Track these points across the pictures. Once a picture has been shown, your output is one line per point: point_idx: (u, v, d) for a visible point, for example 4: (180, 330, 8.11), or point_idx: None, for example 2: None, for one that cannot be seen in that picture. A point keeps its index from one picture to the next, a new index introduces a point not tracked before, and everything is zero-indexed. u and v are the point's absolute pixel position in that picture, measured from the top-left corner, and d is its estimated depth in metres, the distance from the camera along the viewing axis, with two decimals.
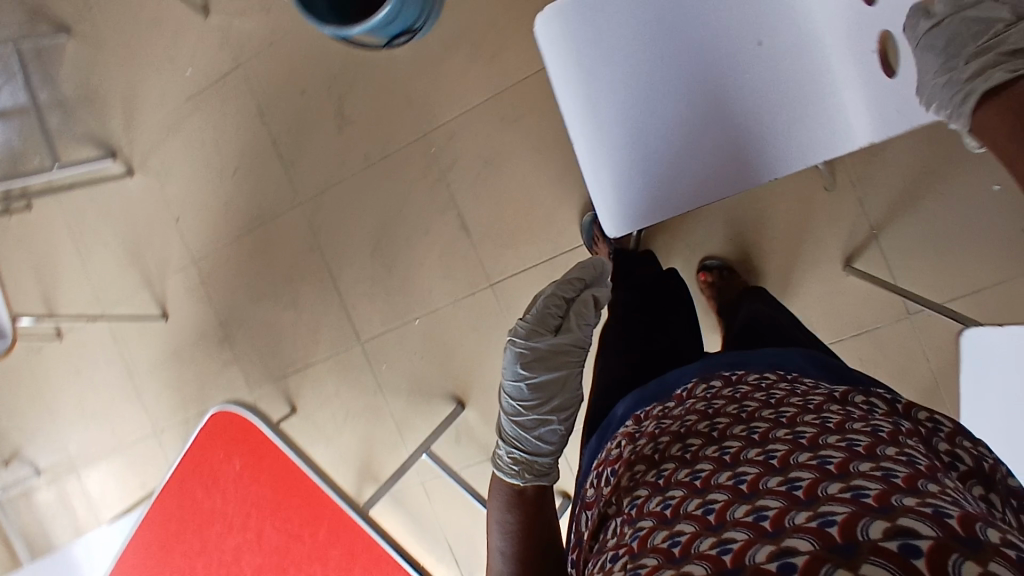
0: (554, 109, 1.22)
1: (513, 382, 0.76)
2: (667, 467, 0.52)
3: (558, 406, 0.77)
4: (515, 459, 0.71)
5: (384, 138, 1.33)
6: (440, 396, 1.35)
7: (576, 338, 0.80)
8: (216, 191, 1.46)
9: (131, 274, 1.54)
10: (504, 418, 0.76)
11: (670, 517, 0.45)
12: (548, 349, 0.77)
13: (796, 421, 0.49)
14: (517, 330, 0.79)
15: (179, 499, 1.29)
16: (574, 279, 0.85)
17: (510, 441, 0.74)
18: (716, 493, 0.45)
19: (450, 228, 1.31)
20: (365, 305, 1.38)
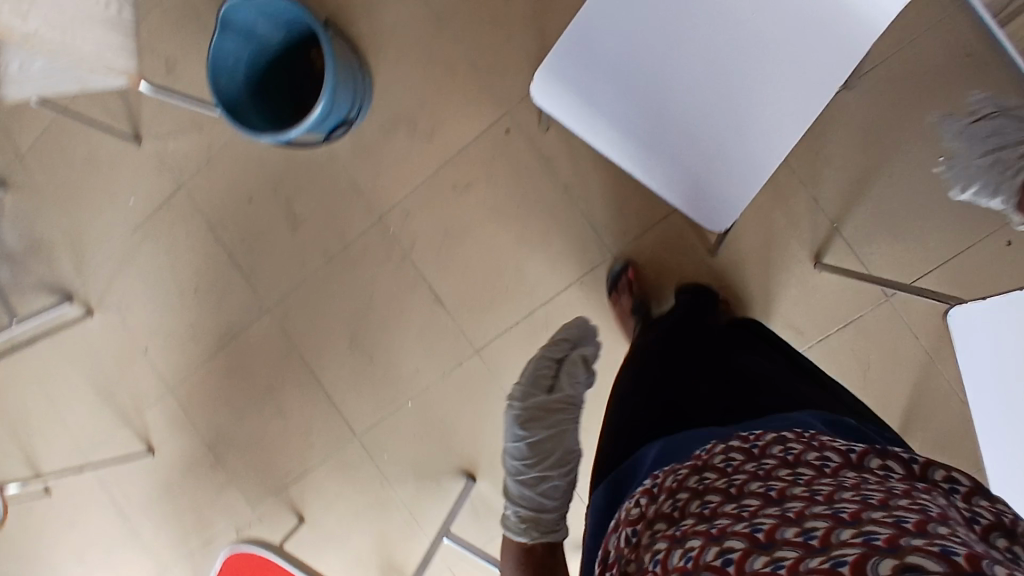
0: (502, 169, 1.24)
1: (514, 443, 0.90)
2: (687, 523, 0.51)
3: (557, 462, 0.88)
4: (520, 516, 0.80)
5: (341, 229, 1.32)
6: (448, 474, 1.32)
7: (566, 396, 0.95)
8: (181, 314, 1.43)
9: (108, 416, 1.49)
10: (510, 478, 0.87)
11: (689, 569, 0.44)
12: (541, 406, 0.92)
13: (813, 481, 0.48)
14: (515, 395, 0.95)
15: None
16: (562, 341, 1.03)
17: (515, 500, 0.84)
18: (733, 542, 0.44)
19: (425, 305, 1.30)
20: (354, 398, 1.35)
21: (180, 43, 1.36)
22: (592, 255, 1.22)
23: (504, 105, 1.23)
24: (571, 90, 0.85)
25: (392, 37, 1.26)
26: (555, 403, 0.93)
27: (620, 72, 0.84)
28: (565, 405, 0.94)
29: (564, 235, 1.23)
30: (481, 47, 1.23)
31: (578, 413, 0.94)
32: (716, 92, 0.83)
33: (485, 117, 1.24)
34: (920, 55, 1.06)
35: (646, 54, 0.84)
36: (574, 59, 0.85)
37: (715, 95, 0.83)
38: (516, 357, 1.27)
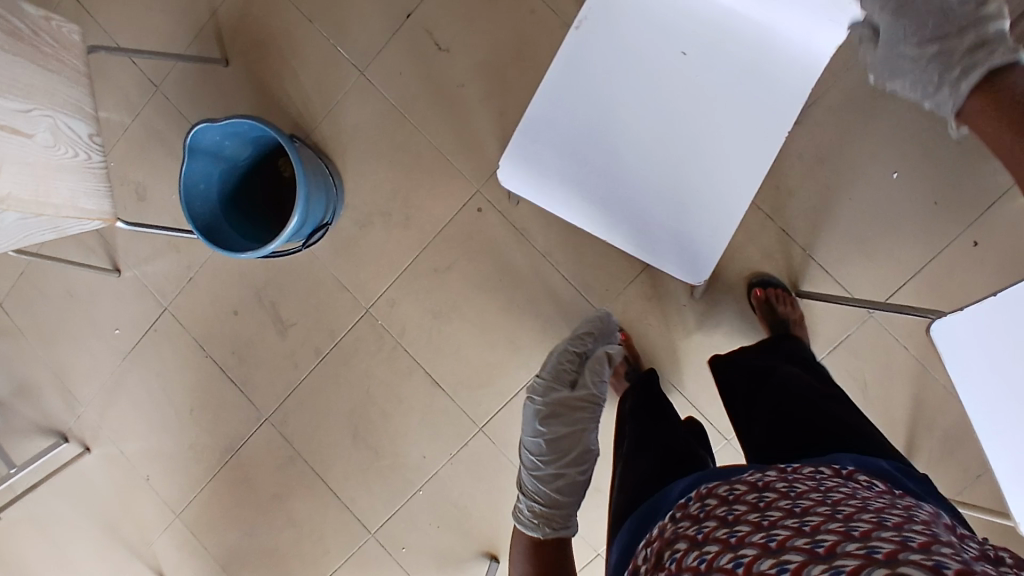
0: (478, 245, 1.27)
1: (533, 435, 1.01)
2: (708, 524, 0.60)
3: (575, 459, 0.99)
4: (531, 509, 0.95)
5: (329, 327, 1.33)
6: (471, 557, 1.30)
7: (587, 393, 1.03)
8: (179, 435, 1.41)
9: (115, 552, 1.45)
10: (528, 469, 1.01)
11: (704, 570, 0.53)
12: (561, 401, 1.03)
13: (836, 501, 0.56)
14: (539, 388, 1.05)
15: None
16: (586, 335, 1.10)
17: (530, 493, 0.98)
18: (749, 547, 0.52)
19: (423, 389, 1.30)
20: (365, 494, 1.34)
21: (149, 170, 1.39)
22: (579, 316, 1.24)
23: (471, 184, 1.27)
24: (535, 175, 0.89)
25: (356, 136, 1.30)
26: (575, 399, 1.03)
27: (584, 135, 0.88)
28: (586, 401, 1.03)
29: (550, 299, 1.25)
30: (442, 133, 1.28)
31: (598, 409, 1.04)
32: (672, 158, 0.87)
33: (456, 198, 1.27)
34: (857, 80, 1.10)
35: (607, 116, 0.88)
36: (532, 149, 0.88)
37: (671, 163, 0.88)
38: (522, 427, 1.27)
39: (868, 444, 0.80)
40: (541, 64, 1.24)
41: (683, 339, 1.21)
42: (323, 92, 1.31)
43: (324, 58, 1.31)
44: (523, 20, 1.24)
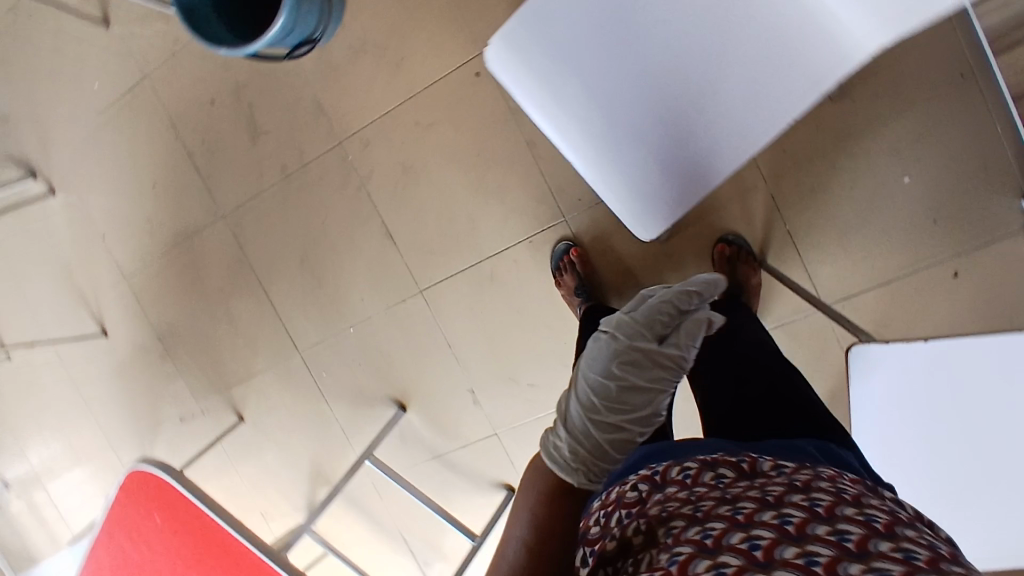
0: (466, 113, 1.20)
1: (599, 375, 0.73)
2: (707, 502, 0.48)
3: (642, 423, 0.72)
4: (575, 446, 0.66)
5: (300, 148, 1.30)
6: (382, 400, 1.38)
7: (675, 353, 0.74)
8: (138, 206, 1.43)
9: (66, 293, 1.53)
10: (578, 408, 0.72)
11: (711, 547, 0.41)
12: (647, 354, 0.73)
13: (835, 480, 0.48)
14: (621, 326, 0.76)
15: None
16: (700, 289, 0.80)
17: (575, 431, 0.69)
18: (768, 528, 0.41)
19: (377, 238, 1.30)
20: (300, 316, 1.39)
21: None
22: (544, 217, 1.21)
23: (476, 45, 1.17)
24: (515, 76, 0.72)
25: None
26: (663, 359, 0.73)
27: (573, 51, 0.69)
28: (673, 364, 0.74)
29: (521, 191, 1.21)
30: None
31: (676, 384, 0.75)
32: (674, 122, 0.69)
33: (457, 56, 1.18)
34: (912, 64, 0.99)
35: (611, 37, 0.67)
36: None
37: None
38: (459, 303, 1.29)
39: (813, 424, 0.74)
40: None
41: (637, 272, 1.19)
42: None
43: None
44: None
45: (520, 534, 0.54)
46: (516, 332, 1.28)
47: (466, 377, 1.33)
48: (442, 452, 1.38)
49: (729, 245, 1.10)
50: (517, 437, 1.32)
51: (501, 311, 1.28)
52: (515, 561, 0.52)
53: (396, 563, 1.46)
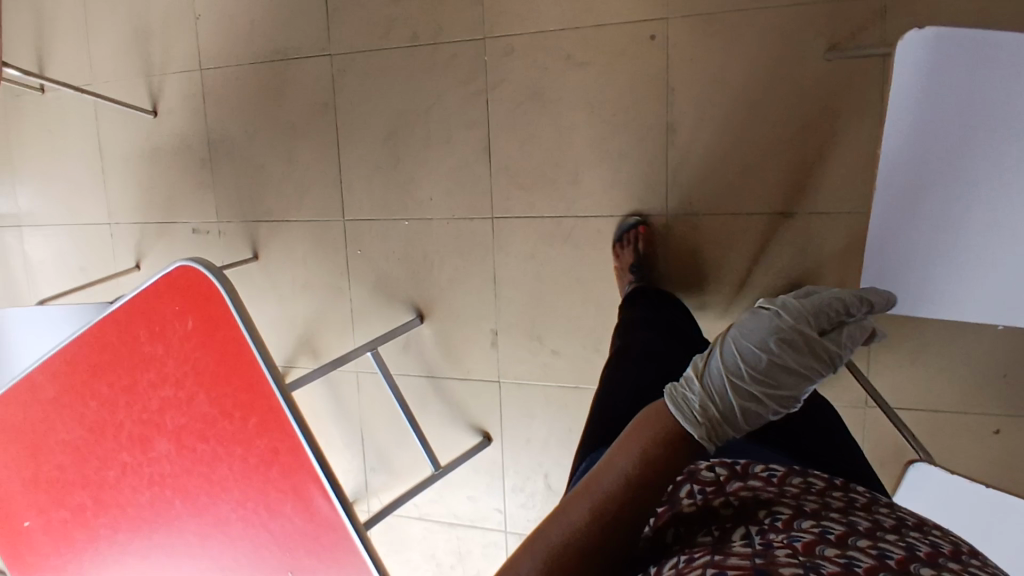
0: (623, 70, 1.14)
1: (753, 345, 0.61)
2: (785, 507, 0.56)
3: (780, 405, 0.61)
4: (703, 411, 0.58)
5: (441, 25, 1.22)
6: (402, 303, 1.34)
7: (839, 349, 0.62)
8: (245, 4, 1.32)
9: (133, 56, 1.43)
10: (716, 366, 0.62)
11: (805, 553, 0.48)
12: (813, 339, 0.60)
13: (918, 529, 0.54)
14: (784, 300, 0.64)
15: (103, 416, 0.87)
16: (866, 301, 0.66)
17: (708, 392, 0.60)
18: (888, 545, 0.49)
19: (474, 146, 1.24)
20: (361, 187, 1.32)
21: None
22: (647, 204, 1.18)
23: (666, 9, 1.11)
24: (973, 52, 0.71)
25: None
26: (824, 351, 0.61)
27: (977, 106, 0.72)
28: (829, 356, 0.61)
29: (637, 168, 1.17)
30: None
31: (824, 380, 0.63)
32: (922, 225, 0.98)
33: (640, 9, 1.12)
34: None
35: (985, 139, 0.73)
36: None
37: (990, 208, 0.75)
38: (524, 246, 1.25)
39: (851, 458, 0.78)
40: None
41: (708, 295, 1.18)
42: None
43: None
44: None
45: (625, 466, 0.55)
46: (564, 298, 1.25)
47: (495, 317, 1.29)
48: (439, 376, 1.35)
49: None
50: (518, 392, 1.30)
51: (559, 272, 1.24)
52: (612, 487, 0.55)
53: (346, 454, 1.46)
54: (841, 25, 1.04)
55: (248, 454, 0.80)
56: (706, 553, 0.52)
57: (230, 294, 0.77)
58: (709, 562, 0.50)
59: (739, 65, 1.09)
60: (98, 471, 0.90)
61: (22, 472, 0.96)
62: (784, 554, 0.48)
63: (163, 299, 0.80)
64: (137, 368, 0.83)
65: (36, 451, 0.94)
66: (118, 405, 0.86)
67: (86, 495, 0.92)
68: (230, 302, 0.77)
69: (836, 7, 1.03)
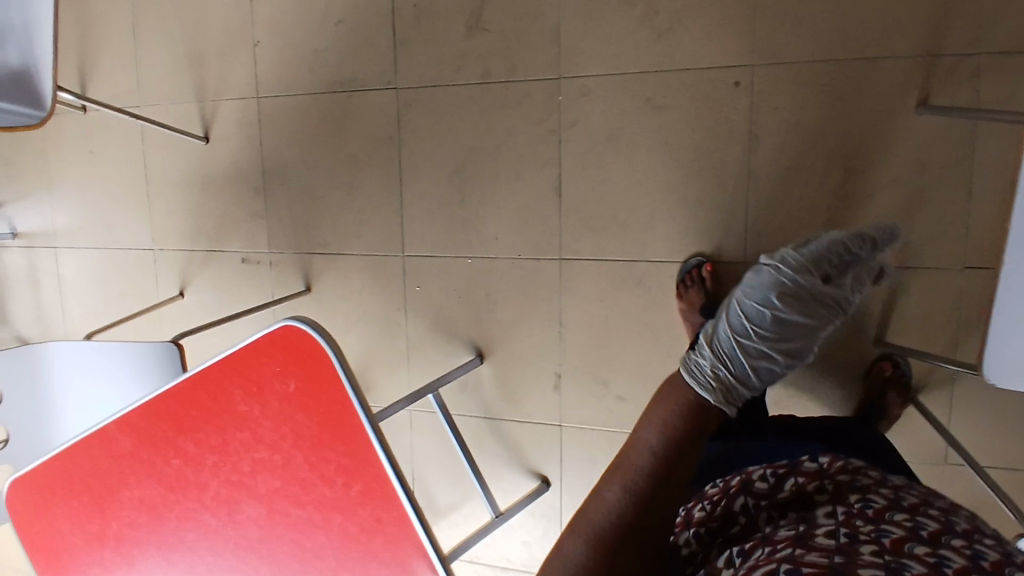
0: (704, 116, 1.12)
1: (758, 304, 0.89)
2: (877, 500, 0.60)
3: (789, 350, 0.89)
4: (717, 374, 0.86)
5: (514, 62, 1.19)
6: (462, 342, 1.30)
7: (836, 292, 0.90)
8: (308, 32, 1.29)
9: (184, 79, 1.40)
10: (732, 331, 0.90)
11: (893, 548, 0.52)
12: (807, 295, 0.89)
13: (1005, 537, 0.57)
14: (788, 261, 0.91)
15: (185, 474, 0.82)
16: (867, 240, 0.94)
17: (722, 355, 0.88)
18: (983, 547, 0.52)
19: (544, 186, 1.22)
20: (424, 222, 1.29)
21: None
22: (724, 252, 1.15)
23: (753, 57, 1.09)
24: None
25: None
26: (823, 301, 0.89)
27: None
28: (831, 304, 0.90)
29: (715, 216, 1.15)
30: None
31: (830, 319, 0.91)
32: None
33: (724, 55, 1.10)
34: None
35: None
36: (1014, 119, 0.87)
37: None
38: (592, 289, 1.22)
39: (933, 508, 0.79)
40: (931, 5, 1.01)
41: None
42: None
43: None
44: None
45: (652, 440, 0.75)
46: (632, 343, 1.22)
47: (559, 359, 1.26)
48: (497, 417, 1.31)
49: (894, 366, 1.09)
50: (581, 437, 1.27)
51: (628, 317, 1.21)
52: (642, 459, 0.73)
53: None
54: (935, 81, 1.02)
55: (349, 522, 0.77)
56: (790, 544, 0.56)
57: (341, 357, 0.73)
58: (791, 551, 0.55)
59: (826, 117, 1.07)
60: (174, 531, 0.85)
61: (88, 528, 0.91)
62: (871, 549, 0.52)
63: (261, 357, 0.76)
64: (228, 427, 0.79)
65: (104, 509, 0.89)
66: (203, 464, 0.81)
67: (159, 556, 0.87)
68: (340, 365, 0.73)
69: (931, 63, 1.02)
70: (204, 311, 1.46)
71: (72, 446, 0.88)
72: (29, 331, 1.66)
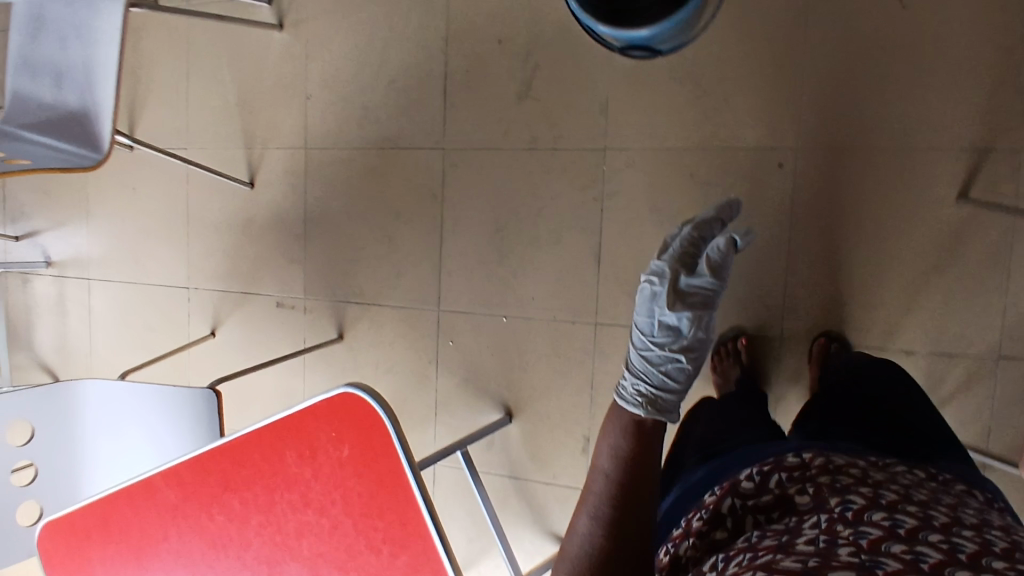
0: (744, 193, 1.15)
1: (646, 320, 0.94)
2: (854, 498, 0.60)
3: (687, 346, 0.93)
4: (639, 391, 0.88)
5: (561, 130, 1.23)
6: (491, 399, 1.31)
7: (706, 281, 0.95)
8: (360, 89, 1.34)
9: (233, 125, 1.43)
10: (636, 352, 0.94)
11: (869, 547, 0.51)
12: (681, 292, 0.95)
13: (984, 528, 0.56)
14: (653, 272, 0.97)
15: (227, 532, 0.82)
16: (712, 222, 1.02)
17: (638, 374, 0.91)
18: (961, 541, 0.52)
19: (583, 251, 1.23)
20: (461, 278, 1.31)
21: None
22: (759, 325, 1.17)
23: (796, 139, 1.12)
24: None
25: None
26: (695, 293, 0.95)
27: None
28: (705, 292, 0.95)
29: (751, 290, 1.17)
30: (819, 71, 1.10)
31: (712, 304, 0.95)
32: None
33: (768, 136, 1.13)
34: None
35: None
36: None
37: None
38: (626, 355, 1.23)
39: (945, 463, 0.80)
40: (975, 101, 1.03)
41: None
42: None
43: None
44: (1003, 42, 1.02)
45: (607, 469, 0.76)
46: None
47: (588, 423, 1.25)
48: (522, 477, 1.30)
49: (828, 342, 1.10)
50: None
51: None
52: (604, 488, 0.74)
53: None
54: (979, 173, 1.04)
55: None
56: (770, 550, 0.55)
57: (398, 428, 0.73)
58: (769, 557, 0.53)
59: (867, 200, 1.09)
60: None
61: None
62: (848, 550, 0.51)
63: (318, 420, 0.77)
64: (277, 487, 0.79)
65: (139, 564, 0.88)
66: (246, 522, 0.81)
67: None
68: (397, 438, 0.74)
69: (975, 156, 1.04)
70: (234, 352, 1.47)
71: (111, 497, 0.87)
72: (52, 359, 1.67)
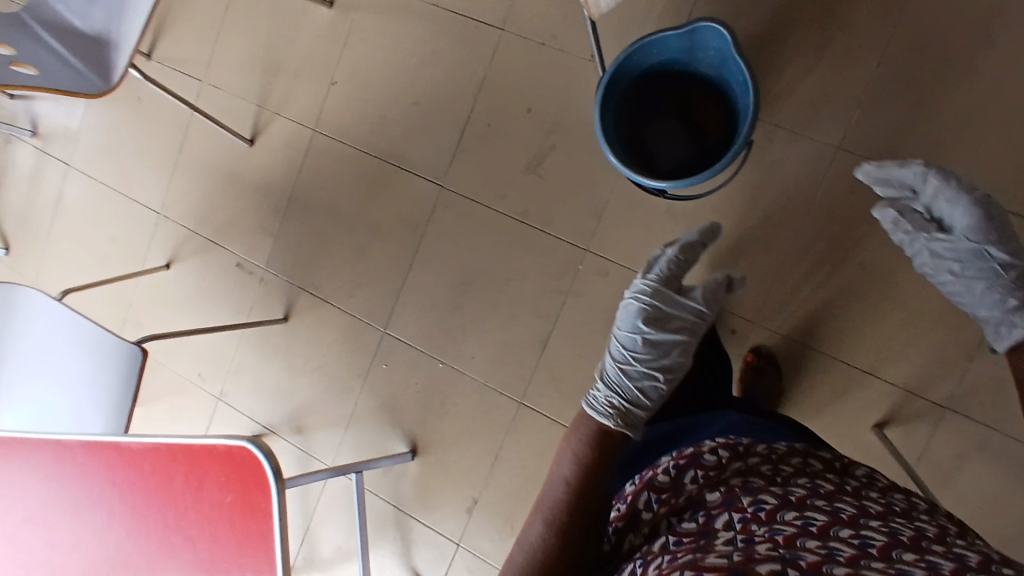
0: None
1: (629, 334, 0.94)
2: (765, 497, 0.61)
3: (665, 367, 0.92)
4: (611, 403, 0.87)
5: (553, 216, 1.24)
6: (401, 432, 1.35)
7: (693, 308, 0.95)
8: (383, 97, 1.34)
9: (252, 80, 1.42)
10: (613, 363, 0.93)
11: (786, 543, 0.52)
12: (667, 316, 0.95)
13: (887, 516, 0.59)
14: (644, 288, 0.97)
15: (95, 520, 0.87)
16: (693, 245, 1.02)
17: (612, 386, 0.91)
18: (868, 532, 0.54)
19: (532, 334, 1.27)
20: (414, 312, 1.34)
21: None
22: None
23: (757, 314, 1.15)
24: None
25: (766, 169, 1.13)
26: (683, 317, 0.95)
27: None
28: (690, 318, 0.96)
29: None
30: (800, 261, 1.12)
31: (696, 330, 0.95)
32: None
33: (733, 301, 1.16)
34: None
35: None
36: (898, 207, 0.94)
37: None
38: (534, 442, 1.27)
39: None
40: (925, 348, 1.08)
41: None
42: (803, 106, 1.11)
43: (840, 92, 1.09)
44: None
45: (565, 473, 0.75)
46: None
47: (480, 488, 1.30)
48: (405, 511, 1.36)
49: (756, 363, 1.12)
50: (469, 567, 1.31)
51: None
52: (559, 493, 0.73)
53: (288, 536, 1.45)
54: (901, 413, 1.09)
55: None
56: (690, 551, 0.55)
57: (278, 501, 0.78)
58: (691, 558, 0.52)
59: (797, 395, 1.13)
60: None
61: None
62: (765, 545, 0.51)
63: (213, 462, 0.81)
64: (153, 498, 0.84)
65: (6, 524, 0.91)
66: (115, 519, 0.86)
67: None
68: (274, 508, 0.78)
69: (904, 396, 1.09)
70: (182, 290, 1.49)
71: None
72: (10, 227, 1.66)
